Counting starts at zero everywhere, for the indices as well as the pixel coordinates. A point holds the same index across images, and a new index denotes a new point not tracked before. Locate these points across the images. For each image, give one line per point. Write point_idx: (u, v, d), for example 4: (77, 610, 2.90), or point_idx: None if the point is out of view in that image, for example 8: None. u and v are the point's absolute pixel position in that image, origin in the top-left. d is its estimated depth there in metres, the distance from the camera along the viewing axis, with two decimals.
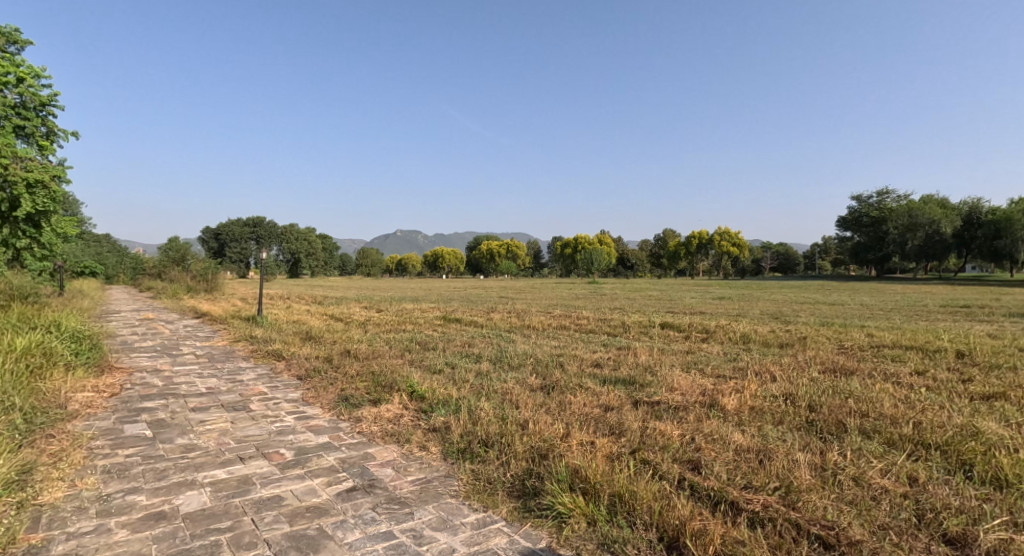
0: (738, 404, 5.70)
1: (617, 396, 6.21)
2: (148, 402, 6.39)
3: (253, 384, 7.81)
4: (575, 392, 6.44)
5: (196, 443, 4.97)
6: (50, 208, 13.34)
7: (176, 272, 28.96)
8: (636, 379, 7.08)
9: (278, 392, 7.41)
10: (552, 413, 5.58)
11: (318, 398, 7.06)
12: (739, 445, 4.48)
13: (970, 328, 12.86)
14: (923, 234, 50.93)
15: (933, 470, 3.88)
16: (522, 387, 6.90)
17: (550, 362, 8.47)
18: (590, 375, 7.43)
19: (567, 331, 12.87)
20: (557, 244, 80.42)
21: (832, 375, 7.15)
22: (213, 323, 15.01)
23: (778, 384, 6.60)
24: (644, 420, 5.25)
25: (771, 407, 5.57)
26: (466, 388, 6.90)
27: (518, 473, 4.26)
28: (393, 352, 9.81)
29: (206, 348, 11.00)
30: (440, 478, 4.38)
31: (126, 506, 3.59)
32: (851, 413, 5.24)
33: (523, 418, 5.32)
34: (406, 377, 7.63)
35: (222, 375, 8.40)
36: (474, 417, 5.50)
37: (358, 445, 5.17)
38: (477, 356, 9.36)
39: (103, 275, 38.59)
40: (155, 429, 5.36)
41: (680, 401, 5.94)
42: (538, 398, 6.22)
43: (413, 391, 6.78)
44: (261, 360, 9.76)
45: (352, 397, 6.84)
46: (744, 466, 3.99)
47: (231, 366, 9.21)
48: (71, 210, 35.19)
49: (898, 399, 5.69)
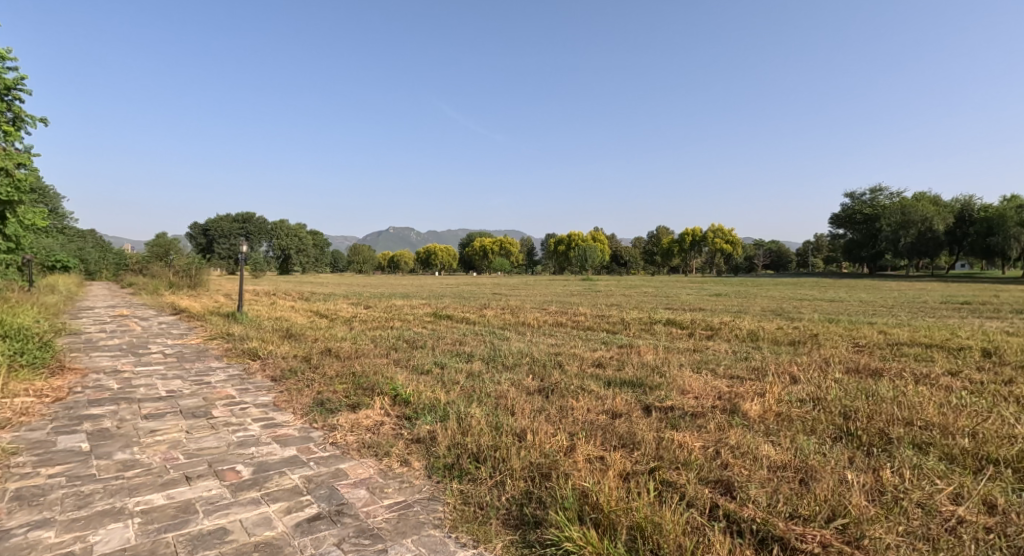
0: (761, 410, 5.05)
1: (625, 400, 5.54)
2: (95, 409, 5.65)
3: (220, 387, 7.09)
4: (578, 396, 5.77)
5: (137, 459, 4.25)
6: (14, 198, 12.56)
7: (158, 269, 28.07)
8: (643, 380, 6.43)
9: (247, 395, 6.69)
10: (553, 422, 4.90)
11: (290, 402, 6.34)
12: (776, 462, 3.83)
13: (985, 326, 12.22)
14: (915, 231, 50.75)
15: (1012, 493, 3.25)
16: (518, 389, 6.22)
17: (548, 362, 7.80)
18: (592, 376, 6.75)
19: (564, 328, 12.23)
20: (551, 241, 79.81)
21: (857, 376, 6.51)
22: (190, 320, 14.25)
23: (802, 386, 5.99)
24: (658, 429, 4.59)
25: (801, 413, 4.93)
26: (455, 391, 6.22)
27: (515, 497, 3.59)
28: (378, 351, 9.12)
29: (177, 346, 10.25)
30: (422, 502, 3.70)
31: (26, 547, 2.92)
32: (893, 421, 4.59)
33: (521, 427, 4.64)
34: (389, 379, 6.93)
35: (189, 376, 7.69)
36: (464, 426, 4.81)
37: (330, 460, 4.48)
38: (468, 354, 8.68)
39: (85, 270, 37.66)
40: (93, 441, 4.64)
41: (697, 406, 5.29)
42: (536, 403, 5.55)
43: (396, 396, 6.10)
44: (235, 360, 9.04)
45: (328, 403, 6.15)
46: (787, 489, 3.34)
47: (201, 366, 8.50)
48: (49, 203, 34.31)
49: (941, 403, 5.04)
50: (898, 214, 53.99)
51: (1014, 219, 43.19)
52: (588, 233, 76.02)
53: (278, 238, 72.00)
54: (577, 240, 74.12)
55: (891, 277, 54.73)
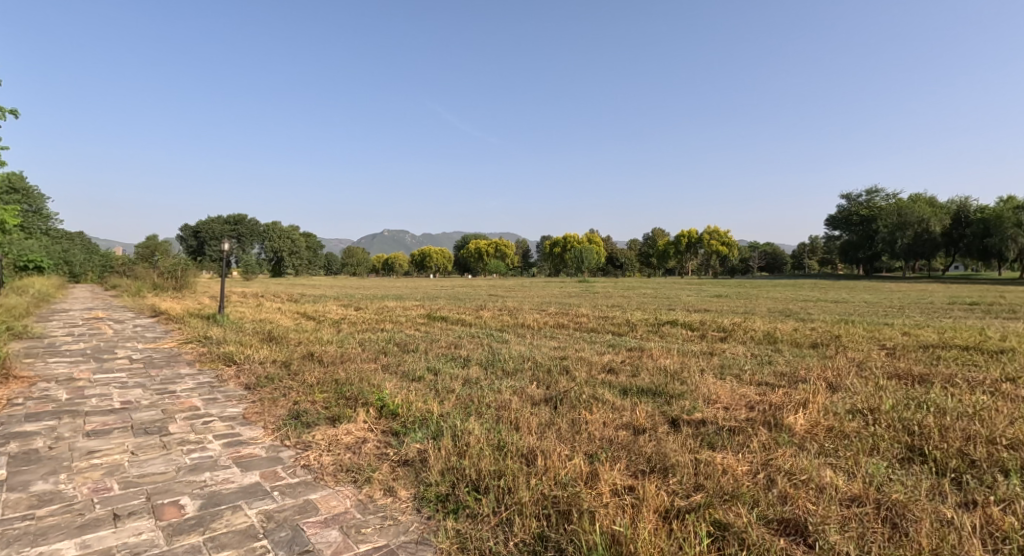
0: (809, 424, 4.31)
1: (647, 411, 4.81)
2: (30, 425, 4.84)
3: (185, 397, 6.28)
4: (591, 408, 5.01)
5: (59, 491, 3.46)
6: None
7: (142, 270, 27.14)
8: (663, 388, 5.69)
9: (213, 407, 5.88)
10: (565, 439, 4.16)
11: (260, 416, 5.54)
12: (848, 494, 3.11)
13: (1009, 327, 11.51)
14: (911, 233, 50.27)
15: None
16: (522, 400, 5.45)
17: (554, 367, 7.03)
18: (605, 382, 6.00)
19: (566, 330, 11.44)
20: (546, 244, 78.84)
21: (903, 382, 5.77)
22: (168, 323, 13.38)
23: (846, 394, 5.26)
24: (692, 448, 3.86)
25: (854, 426, 4.21)
26: (451, 401, 5.45)
27: (527, 545, 2.85)
28: (365, 356, 8.30)
29: (147, 351, 9.39)
30: (408, 548, 2.96)
31: None
32: (972, 438, 3.86)
33: (529, 447, 3.90)
34: (376, 388, 6.14)
35: (152, 385, 6.86)
36: (460, 445, 4.05)
37: (300, 488, 3.72)
38: (465, 359, 7.92)
39: (68, 272, 36.70)
40: (13, 467, 3.85)
41: (730, 419, 4.56)
42: (543, 416, 4.79)
43: (383, 408, 5.32)
44: (208, 366, 8.21)
45: (306, 415, 5.36)
46: (878, 537, 2.60)
47: (168, 373, 7.66)
48: (32, 204, 33.46)
49: (1016, 417, 4.32)
50: (894, 214, 53.45)
51: (1010, 220, 42.76)
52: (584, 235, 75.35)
53: (270, 239, 70.91)
54: (573, 241, 73.35)
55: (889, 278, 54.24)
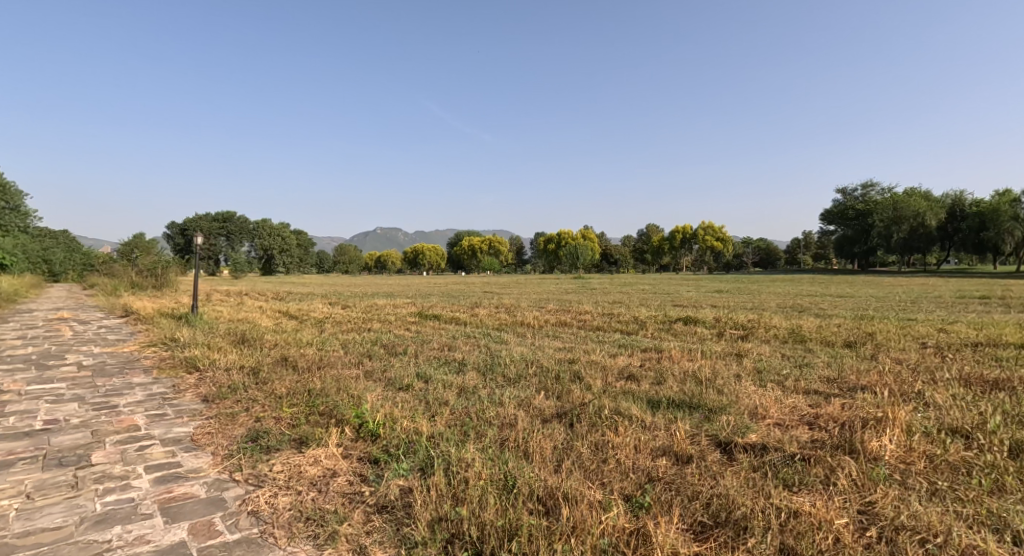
0: (902, 448, 3.38)
1: (690, 433, 3.85)
2: None
3: (126, 413, 5.25)
4: (619, 427, 4.05)
5: None
6: None
7: (120, 269, 25.99)
8: (699, 399, 4.73)
9: (157, 426, 4.87)
10: (591, 475, 3.21)
11: (211, 438, 4.53)
12: None
13: None
14: (908, 226, 49.29)
15: None
16: (534, 415, 4.49)
17: (564, 373, 6.05)
18: (627, 393, 5.04)
19: (569, 329, 10.51)
20: (539, 241, 77.83)
21: (982, 391, 4.82)
22: (138, 323, 12.30)
23: (922, 406, 4.33)
24: (762, 488, 2.91)
25: (961, 453, 3.28)
26: (444, 418, 4.47)
27: None
28: (346, 360, 7.31)
29: (102, 356, 8.38)
30: None
31: None
32: None
33: (549, 489, 2.94)
34: (354, 400, 5.14)
35: (92, 398, 5.81)
36: (456, 484, 3.07)
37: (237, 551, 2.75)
38: (459, 364, 6.89)
39: (47, 272, 35.40)
40: None
41: (795, 443, 3.61)
42: (562, 438, 3.82)
43: (361, 427, 4.33)
44: (166, 373, 7.20)
45: (267, 438, 4.35)
46: None
47: (117, 383, 6.60)
48: (13, 203, 32.30)
49: None
50: (889, 208, 52.65)
51: (1006, 213, 41.89)
52: (578, 232, 74.46)
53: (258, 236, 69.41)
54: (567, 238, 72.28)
55: (886, 278, 41.13)
